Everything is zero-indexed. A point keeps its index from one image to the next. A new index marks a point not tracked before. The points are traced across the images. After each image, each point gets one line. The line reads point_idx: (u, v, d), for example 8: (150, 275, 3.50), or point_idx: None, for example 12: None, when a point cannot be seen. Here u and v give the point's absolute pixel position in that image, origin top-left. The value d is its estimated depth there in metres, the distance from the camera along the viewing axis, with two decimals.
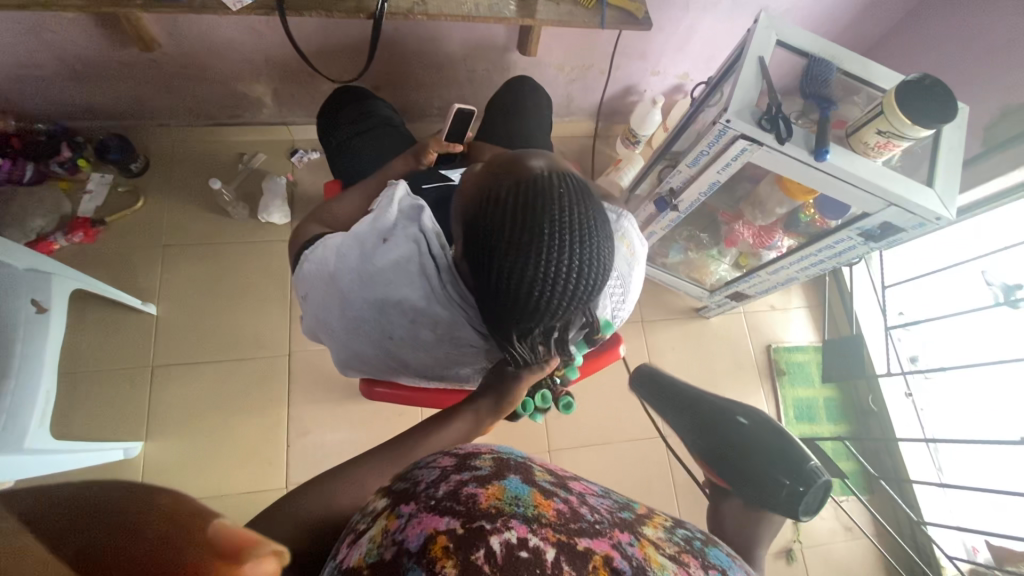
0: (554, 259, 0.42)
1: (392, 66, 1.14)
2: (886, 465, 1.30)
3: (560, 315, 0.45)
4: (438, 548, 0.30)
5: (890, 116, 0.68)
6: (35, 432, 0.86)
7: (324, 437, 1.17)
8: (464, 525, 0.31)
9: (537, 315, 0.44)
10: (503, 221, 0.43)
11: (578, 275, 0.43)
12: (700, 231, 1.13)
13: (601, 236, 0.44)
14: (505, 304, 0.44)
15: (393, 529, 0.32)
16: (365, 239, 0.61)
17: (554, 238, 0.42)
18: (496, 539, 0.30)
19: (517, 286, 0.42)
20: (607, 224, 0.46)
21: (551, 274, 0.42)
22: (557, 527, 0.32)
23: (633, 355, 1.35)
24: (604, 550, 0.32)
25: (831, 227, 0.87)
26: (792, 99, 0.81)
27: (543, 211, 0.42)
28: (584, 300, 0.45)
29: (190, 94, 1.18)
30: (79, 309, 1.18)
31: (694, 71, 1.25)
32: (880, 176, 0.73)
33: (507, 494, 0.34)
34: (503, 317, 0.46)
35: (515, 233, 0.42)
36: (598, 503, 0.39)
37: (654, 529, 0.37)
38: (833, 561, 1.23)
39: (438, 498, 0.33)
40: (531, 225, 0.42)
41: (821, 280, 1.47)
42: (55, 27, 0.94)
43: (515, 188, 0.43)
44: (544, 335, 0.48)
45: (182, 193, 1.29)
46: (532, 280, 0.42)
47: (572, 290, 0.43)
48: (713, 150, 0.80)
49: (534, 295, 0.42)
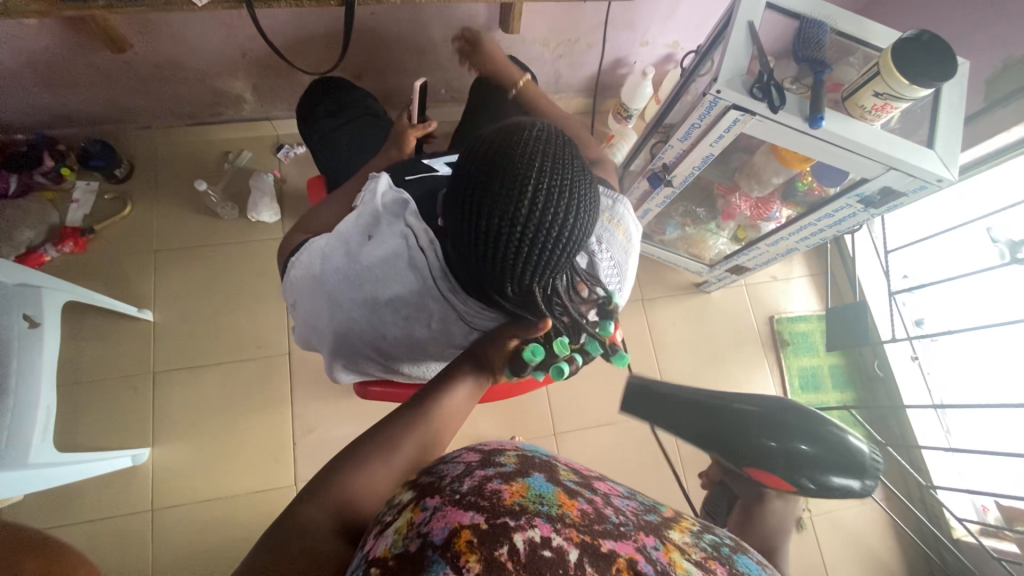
0: (526, 190, 0.40)
1: (371, 52, 1.10)
2: (893, 431, 1.29)
3: (535, 259, 0.42)
4: (461, 542, 0.30)
5: (886, 76, 0.66)
6: (39, 446, 0.86)
7: (329, 434, 1.17)
8: (488, 520, 0.31)
9: (520, 251, 0.41)
10: (475, 157, 0.42)
11: (552, 211, 0.41)
12: (697, 206, 1.10)
13: (581, 178, 0.43)
14: (485, 242, 0.42)
15: (418, 521, 0.32)
16: (350, 238, 0.61)
17: (527, 171, 0.41)
18: (520, 536, 0.30)
19: (486, 220, 0.41)
20: (589, 173, 0.45)
21: (522, 206, 0.40)
22: (581, 528, 0.32)
23: (634, 334, 1.34)
24: (628, 552, 0.31)
25: (829, 194, 0.85)
26: (785, 64, 0.77)
27: (517, 147, 0.42)
28: (572, 237, 0.43)
29: (168, 94, 1.15)
30: (76, 319, 1.18)
31: (684, 39, 1.21)
32: (879, 141, 0.70)
33: (531, 492, 0.33)
34: (474, 259, 0.44)
35: (491, 164, 0.41)
36: (623, 504, 0.37)
37: (681, 533, 0.36)
38: (842, 528, 1.24)
39: (463, 493, 0.33)
40: (508, 155, 0.41)
41: (823, 248, 1.45)
42: (23, 35, 0.91)
43: (493, 131, 0.44)
44: (530, 283, 0.45)
45: (169, 196, 1.28)
46: (501, 213, 0.40)
47: (545, 227, 0.41)
48: (705, 122, 0.77)
49: (514, 228, 0.41)
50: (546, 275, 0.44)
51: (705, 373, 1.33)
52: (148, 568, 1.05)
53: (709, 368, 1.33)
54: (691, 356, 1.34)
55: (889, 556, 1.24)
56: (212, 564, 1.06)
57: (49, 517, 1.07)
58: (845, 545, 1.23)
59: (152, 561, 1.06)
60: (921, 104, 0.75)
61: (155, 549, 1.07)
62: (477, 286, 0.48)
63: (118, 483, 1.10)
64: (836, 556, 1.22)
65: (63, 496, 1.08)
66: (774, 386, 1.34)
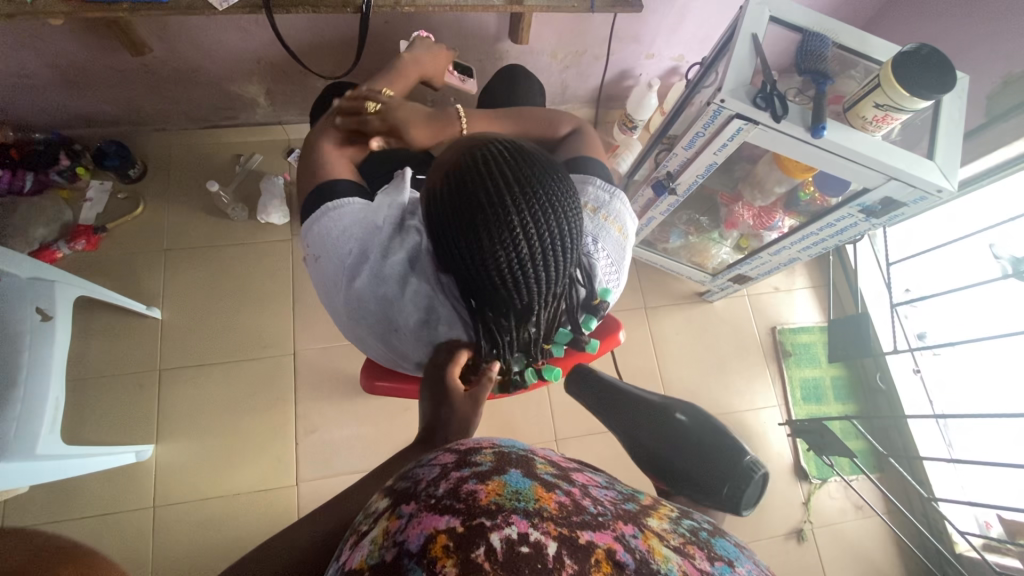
0: (507, 220, 0.43)
1: (382, 59, 1.13)
2: (895, 444, 1.29)
3: (532, 281, 0.45)
4: (437, 547, 0.30)
5: (887, 88, 0.67)
6: (47, 438, 0.87)
7: (332, 434, 1.18)
8: (464, 523, 0.31)
9: (503, 277, 0.44)
10: (451, 189, 0.44)
11: (535, 235, 0.44)
12: (700, 215, 1.11)
13: (557, 195, 0.45)
14: (473, 270, 0.45)
15: (394, 530, 0.32)
16: (371, 227, 0.62)
17: (507, 201, 0.43)
18: (497, 535, 0.30)
19: (474, 252, 0.43)
20: (565, 186, 0.47)
21: (507, 236, 0.43)
22: (559, 520, 0.32)
23: (637, 341, 1.35)
24: (606, 543, 0.32)
25: (831, 204, 0.87)
26: (788, 77, 0.79)
27: (488, 177, 0.44)
28: (548, 257, 0.45)
29: (184, 97, 1.18)
30: (86, 315, 1.20)
31: (689, 52, 1.23)
32: (878, 151, 0.72)
33: (508, 489, 0.34)
34: (477, 290, 0.47)
35: (463, 194, 0.43)
36: (602, 495, 0.38)
37: (659, 521, 0.37)
38: (844, 540, 1.24)
39: (438, 497, 0.33)
40: (480, 184, 0.43)
41: (825, 260, 1.46)
42: (49, 38, 0.94)
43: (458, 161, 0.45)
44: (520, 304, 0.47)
45: (181, 196, 1.30)
46: (490, 246, 0.43)
47: (534, 252, 0.44)
48: (709, 131, 0.79)
49: (493, 254, 0.43)
50: (544, 292, 0.47)
51: (707, 383, 1.33)
52: (148, 564, 1.05)
53: (711, 377, 1.34)
54: (694, 365, 1.35)
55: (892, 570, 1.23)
56: (214, 563, 1.06)
57: (52, 512, 1.07)
58: (846, 558, 1.23)
59: (153, 559, 1.06)
60: (921, 118, 0.76)
61: (156, 546, 1.07)
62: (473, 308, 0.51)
63: (121, 479, 1.11)
64: (838, 569, 1.21)
65: (67, 491, 1.09)
66: (776, 397, 1.34)
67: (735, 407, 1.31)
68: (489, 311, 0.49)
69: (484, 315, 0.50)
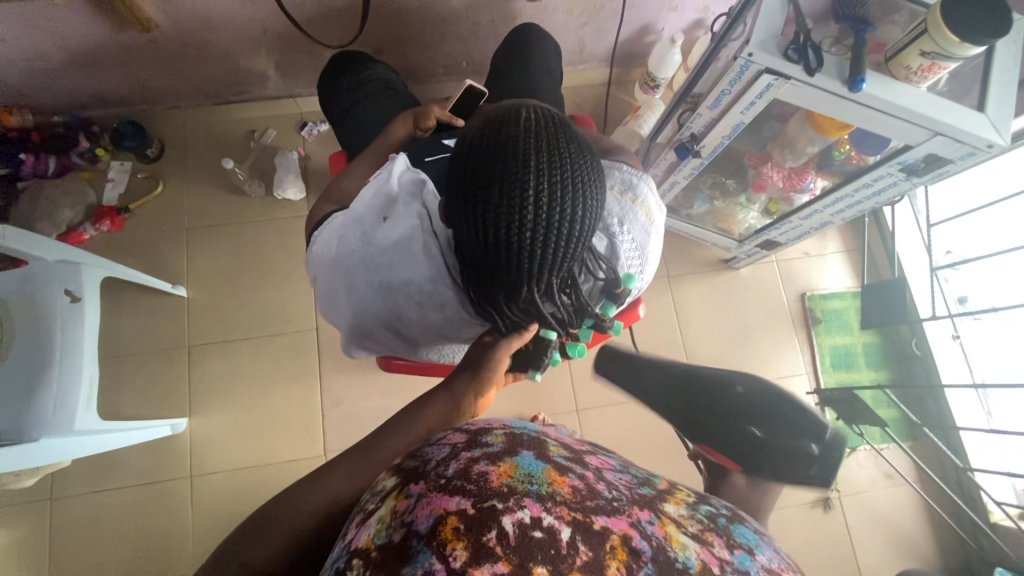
0: (521, 178, 0.41)
1: (390, 24, 1.08)
2: (930, 412, 1.26)
3: (542, 254, 0.43)
4: (446, 529, 0.29)
5: (935, 35, 0.61)
6: (85, 415, 0.91)
7: (356, 407, 1.20)
8: (474, 505, 0.30)
9: (512, 244, 0.42)
10: (471, 151, 0.43)
11: (552, 202, 0.42)
12: (726, 177, 1.06)
13: (580, 161, 0.44)
14: (480, 236, 0.43)
15: (401, 509, 0.32)
16: (365, 219, 0.60)
17: (525, 162, 0.42)
18: (508, 519, 0.30)
19: (484, 215, 0.42)
20: (590, 158, 0.45)
21: (519, 199, 0.41)
22: (572, 505, 0.32)
23: (659, 311, 1.32)
24: (622, 529, 0.31)
25: (868, 162, 0.81)
26: (824, 25, 0.72)
27: (509, 139, 0.43)
28: (563, 229, 0.42)
29: (194, 72, 1.16)
30: (115, 295, 1.23)
31: (716, 1, 1.15)
32: (925, 105, 0.66)
33: (520, 471, 0.33)
34: (481, 260, 0.44)
35: (482, 157, 0.42)
36: (616, 479, 0.37)
37: (675, 506, 0.36)
38: (871, 509, 1.22)
39: (448, 477, 0.33)
40: (499, 146, 0.42)
41: (860, 222, 1.39)
42: (56, 18, 0.93)
43: (483, 124, 0.45)
44: (528, 282, 0.45)
45: (199, 174, 1.30)
46: (500, 208, 0.41)
47: (547, 219, 0.42)
48: (736, 88, 0.74)
49: (503, 218, 0.41)
50: (557, 268, 0.45)
51: (732, 351, 1.30)
52: (189, 528, 1.12)
53: (736, 346, 1.31)
54: (718, 334, 1.32)
55: (922, 539, 1.21)
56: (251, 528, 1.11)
57: (98, 481, 1.13)
58: (875, 526, 1.21)
59: (194, 524, 1.12)
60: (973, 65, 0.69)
61: (195, 512, 1.13)
62: (478, 283, 0.48)
63: (160, 450, 1.16)
64: (865, 537, 1.20)
65: (110, 462, 1.14)
66: (804, 364, 1.30)
67: (762, 376, 1.28)
68: (495, 287, 0.46)
69: (487, 292, 0.48)
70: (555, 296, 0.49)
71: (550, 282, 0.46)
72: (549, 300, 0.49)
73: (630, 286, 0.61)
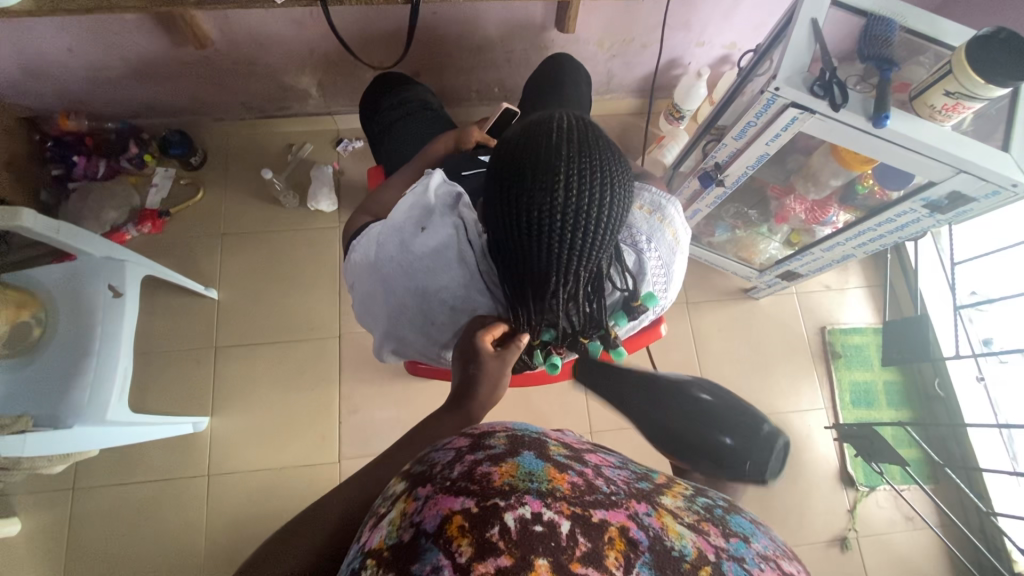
0: (554, 166, 0.45)
1: (429, 49, 1.14)
2: (952, 454, 1.23)
3: (572, 238, 0.45)
4: (453, 527, 0.31)
5: (959, 76, 0.63)
6: (116, 406, 0.94)
7: (373, 416, 1.22)
8: (478, 504, 0.32)
9: (543, 226, 0.45)
10: (511, 144, 0.48)
11: (580, 182, 0.45)
12: (749, 208, 1.08)
13: (610, 156, 0.47)
14: (512, 218, 0.46)
15: (411, 511, 0.33)
16: (403, 228, 0.63)
17: (557, 149, 0.46)
18: (510, 515, 0.31)
19: (518, 198, 0.45)
20: (619, 156, 0.49)
21: (551, 183, 0.44)
22: (572, 500, 0.33)
23: (678, 337, 1.32)
24: (619, 521, 0.33)
25: (892, 198, 0.83)
26: (849, 64, 0.75)
27: (546, 133, 0.47)
28: (592, 214, 0.45)
29: (242, 87, 1.23)
30: (152, 294, 1.28)
31: (742, 38, 1.19)
32: (945, 142, 0.68)
33: (521, 470, 0.34)
34: (512, 243, 0.47)
35: (519, 147, 0.47)
36: (615, 474, 0.38)
37: (674, 498, 0.37)
38: (891, 552, 1.18)
39: (453, 479, 0.34)
40: (535, 138, 0.47)
41: (882, 258, 1.39)
42: (122, 31, 1.00)
43: (521, 125, 0.50)
44: (557, 269, 0.47)
45: (237, 183, 1.36)
46: (533, 191, 0.45)
47: (576, 201, 0.45)
48: (762, 120, 0.76)
49: (536, 199, 0.45)
50: (584, 256, 0.47)
51: (750, 381, 1.30)
52: (203, 527, 1.13)
53: (753, 376, 1.30)
54: (736, 363, 1.31)
55: None
56: (262, 529, 1.12)
57: (120, 475, 1.16)
58: (894, 570, 1.17)
59: (208, 523, 1.14)
60: (997, 107, 0.71)
61: (210, 512, 1.14)
62: (507, 273, 0.51)
63: (180, 448, 1.18)
64: None
65: (133, 456, 1.17)
66: (823, 399, 1.29)
67: (780, 408, 1.27)
68: (523, 274, 0.49)
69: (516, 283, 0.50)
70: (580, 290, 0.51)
71: (578, 273, 0.48)
72: (575, 295, 0.51)
73: (650, 305, 0.62)
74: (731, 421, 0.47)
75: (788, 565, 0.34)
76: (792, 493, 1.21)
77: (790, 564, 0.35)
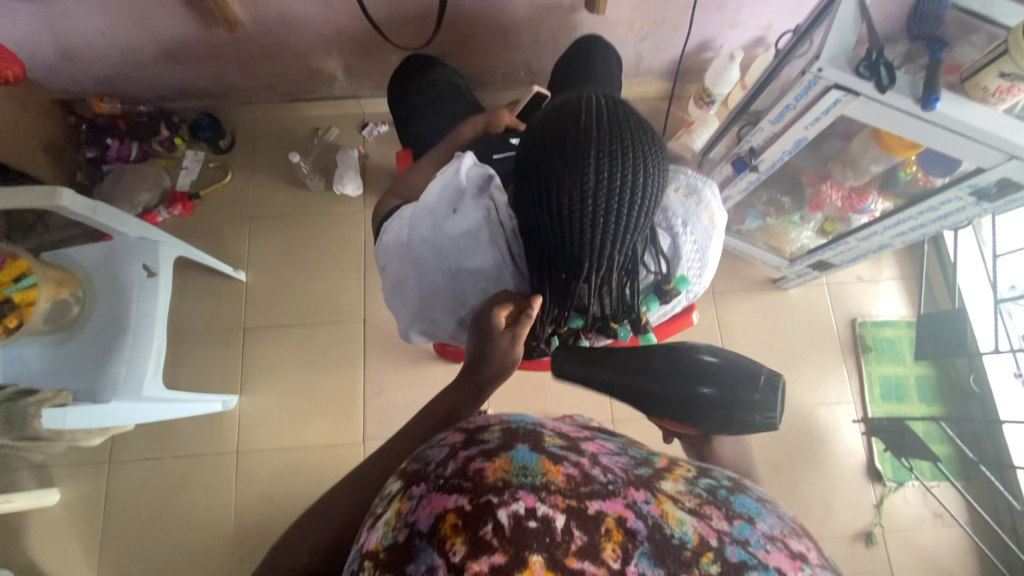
0: (585, 148, 0.44)
1: (456, 31, 1.13)
2: (986, 450, 1.20)
3: (606, 221, 0.44)
4: (447, 525, 0.34)
5: (1016, 55, 0.60)
6: (153, 382, 0.97)
7: (396, 399, 1.23)
8: (471, 502, 0.34)
9: (575, 211, 0.44)
10: (539, 127, 0.48)
11: (611, 166, 0.44)
12: (782, 195, 1.05)
13: (641, 135, 0.46)
14: (543, 204, 0.45)
15: (405, 511, 0.36)
16: (435, 210, 0.63)
17: (586, 133, 0.45)
18: (504, 511, 0.34)
19: (549, 182, 0.45)
20: (651, 134, 0.47)
21: (583, 166, 0.44)
22: (566, 493, 0.36)
23: (703, 326, 1.31)
24: (617, 511, 0.35)
25: (936, 184, 0.80)
26: (894, 44, 0.72)
27: (577, 115, 0.46)
28: (625, 197, 0.44)
29: (269, 70, 1.23)
30: (183, 276, 1.31)
31: (779, 19, 1.15)
32: (999, 126, 0.65)
33: (514, 465, 0.37)
34: (544, 229, 0.47)
35: (548, 130, 0.46)
36: (612, 462, 0.41)
37: (674, 483, 0.39)
38: (918, 548, 1.16)
39: (447, 476, 0.37)
40: (564, 120, 0.46)
41: (917, 249, 1.34)
42: (153, 13, 1.01)
43: (549, 110, 0.49)
44: (591, 255, 0.46)
45: (265, 167, 1.38)
46: (564, 175, 0.44)
47: (609, 182, 0.44)
48: (801, 103, 0.74)
49: (566, 184, 0.44)
50: (619, 240, 0.46)
51: (776, 373, 1.28)
52: (232, 502, 1.16)
53: (780, 368, 1.28)
54: (762, 354, 1.29)
55: None
56: (288, 506, 1.15)
57: (152, 450, 1.20)
58: (921, 567, 1.15)
59: (236, 498, 1.17)
60: None
61: (238, 488, 1.17)
62: (541, 261, 0.51)
63: (210, 426, 1.21)
64: None
65: (166, 432, 1.21)
66: (852, 393, 1.26)
67: (806, 401, 1.25)
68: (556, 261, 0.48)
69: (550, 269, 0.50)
70: (615, 275, 0.50)
71: (613, 257, 0.47)
72: (610, 280, 0.50)
73: (683, 288, 0.61)
74: (709, 371, 0.48)
75: (796, 543, 0.36)
76: (817, 487, 1.20)
77: (799, 543, 0.36)
